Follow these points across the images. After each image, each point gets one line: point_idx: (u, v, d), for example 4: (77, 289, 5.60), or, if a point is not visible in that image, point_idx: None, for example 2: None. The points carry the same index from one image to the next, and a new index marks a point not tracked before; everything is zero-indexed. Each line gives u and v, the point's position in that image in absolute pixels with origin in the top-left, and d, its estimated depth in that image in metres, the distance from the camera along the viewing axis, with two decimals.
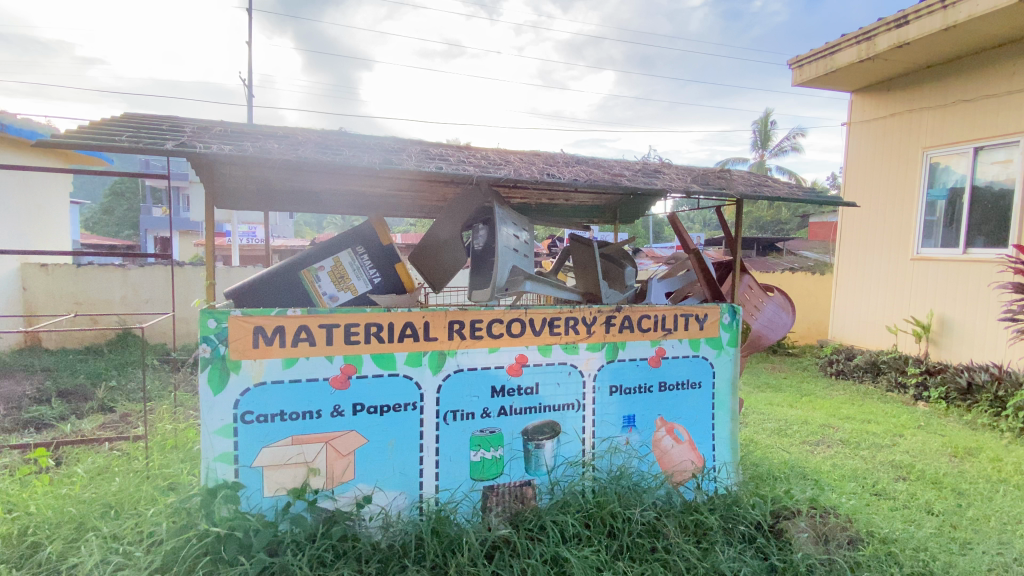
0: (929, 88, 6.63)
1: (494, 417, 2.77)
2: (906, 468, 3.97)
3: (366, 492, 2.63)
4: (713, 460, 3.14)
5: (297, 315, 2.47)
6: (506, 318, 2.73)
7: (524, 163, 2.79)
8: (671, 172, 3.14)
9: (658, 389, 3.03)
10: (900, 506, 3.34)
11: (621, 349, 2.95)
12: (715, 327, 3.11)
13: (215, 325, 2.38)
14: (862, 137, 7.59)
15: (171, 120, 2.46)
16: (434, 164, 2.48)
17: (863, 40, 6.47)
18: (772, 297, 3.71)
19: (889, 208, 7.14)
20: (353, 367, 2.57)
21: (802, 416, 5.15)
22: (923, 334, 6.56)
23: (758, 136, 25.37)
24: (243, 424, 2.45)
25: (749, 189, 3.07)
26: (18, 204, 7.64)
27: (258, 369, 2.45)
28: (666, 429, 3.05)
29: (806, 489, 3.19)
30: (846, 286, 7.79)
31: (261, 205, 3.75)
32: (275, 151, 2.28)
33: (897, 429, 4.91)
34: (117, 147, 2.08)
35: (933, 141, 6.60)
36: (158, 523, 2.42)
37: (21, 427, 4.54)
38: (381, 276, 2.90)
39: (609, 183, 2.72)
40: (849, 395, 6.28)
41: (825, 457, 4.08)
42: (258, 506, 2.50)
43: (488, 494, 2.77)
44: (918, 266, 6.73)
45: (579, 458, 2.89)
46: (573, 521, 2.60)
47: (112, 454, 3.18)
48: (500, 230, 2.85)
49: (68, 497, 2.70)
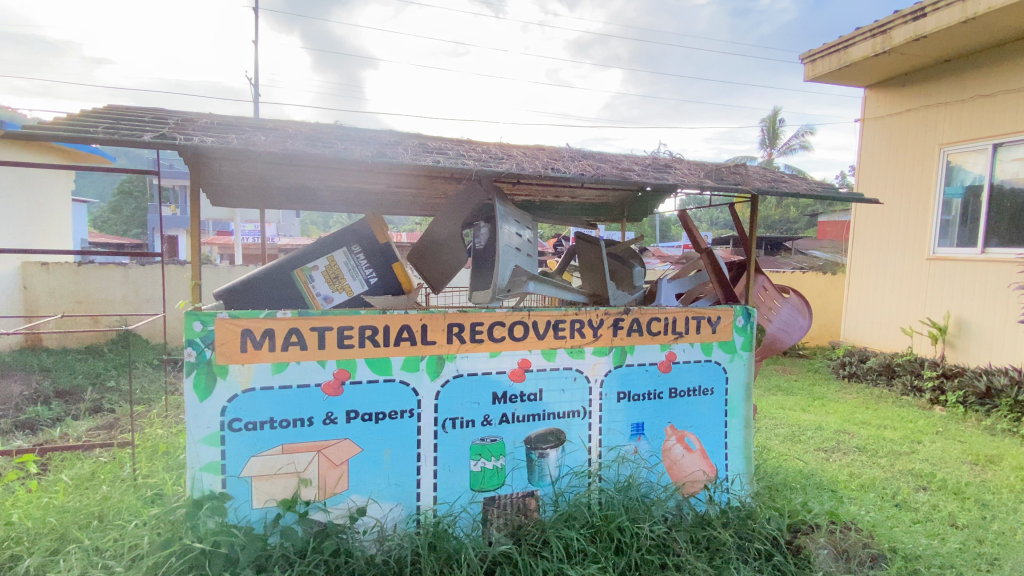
0: (947, 82, 6.43)
1: (494, 425, 2.63)
2: (926, 477, 3.80)
3: (360, 505, 2.50)
4: (725, 470, 2.99)
5: (287, 317, 2.34)
6: (507, 320, 2.60)
7: (527, 158, 2.64)
8: (682, 167, 2.98)
9: (669, 396, 2.88)
10: (923, 519, 3.18)
11: (629, 354, 2.81)
12: (728, 330, 2.95)
13: (201, 328, 2.26)
14: (876, 133, 7.38)
15: (155, 112, 2.33)
16: (431, 157, 2.33)
17: (879, 33, 6.28)
18: (787, 299, 3.56)
19: (904, 206, 6.94)
20: (347, 372, 2.44)
21: (816, 421, 4.98)
22: (939, 336, 6.36)
23: (767, 134, 25.04)
24: (231, 432, 2.33)
25: (765, 185, 2.91)
26: (17, 203, 7.55)
27: (246, 374, 2.33)
28: (677, 437, 2.90)
29: (823, 501, 3.03)
30: (858, 286, 7.60)
31: (255, 201, 3.62)
32: (262, 143, 2.14)
33: (914, 436, 4.73)
34: (92, 138, 1.95)
35: (950, 138, 6.39)
36: (141, 536, 2.30)
37: (15, 429, 4.45)
38: (377, 276, 2.77)
39: (618, 179, 2.57)
40: (862, 398, 6.12)
41: (841, 465, 3.93)
42: (246, 519, 2.37)
43: (488, 506, 2.63)
44: (934, 267, 6.54)
45: (585, 468, 2.75)
46: (577, 536, 2.46)
47: (100, 460, 3.07)
48: (501, 228, 2.72)
49: (51, 507, 2.59)
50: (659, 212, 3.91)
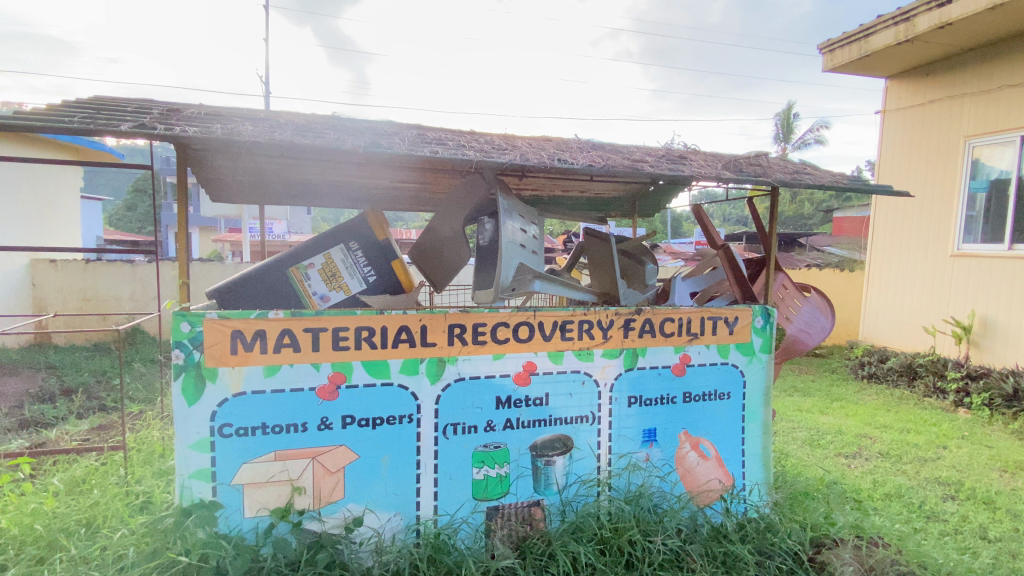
0: (972, 72, 6.17)
1: (498, 431, 2.50)
2: (954, 486, 3.61)
3: (356, 514, 2.38)
4: (743, 479, 2.84)
5: (279, 318, 2.22)
6: (512, 321, 2.46)
7: (532, 148, 2.50)
8: (698, 158, 2.82)
9: (683, 400, 2.73)
10: (952, 531, 2.99)
11: (641, 356, 2.66)
12: (746, 331, 2.80)
13: (189, 329, 2.16)
14: (897, 125, 7.14)
15: (140, 102, 2.21)
16: (429, 148, 2.19)
17: (901, 21, 6.04)
18: (808, 298, 3.40)
19: (927, 200, 6.69)
20: (342, 376, 2.31)
21: (836, 425, 4.79)
22: (964, 336, 6.12)
23: (781, 129, 24.58)
24: (221, 438, 2.22)
25: (788, 177, 2.73)
26: (24, 199, 7.55)
27: (237, 378, 2.22)
28: (691, 445, 2.75)
29: (847, 512, 2.87)
30: (878, 284, 7.37)
31: (254, 195, 3.52)
32: (249, 133, 2.02)
33: (940, 441, 4.52)
34: (65, 128, 1.84)
35: (975, 130, 6.14)
36: (129, 545, 2.20)
37: (19, 428, 4.40)
38: (376, 274, 2.66)
39: (629, 171, 2.42)
40: (882, 400, 5.93)
41: (863, 473, 3.75)
42: (238, 528, 2.26)
43: (491, 515, 2.51)
44: (959, 264, 6.29)
45: (594, 476, 2.61)
46: (586, 550, 2.32)
47: (92, 463, 2.98)
48: (505, 224, 2.58)
49: (39, 512, 2.50)
50: (672, 206, 3.76)
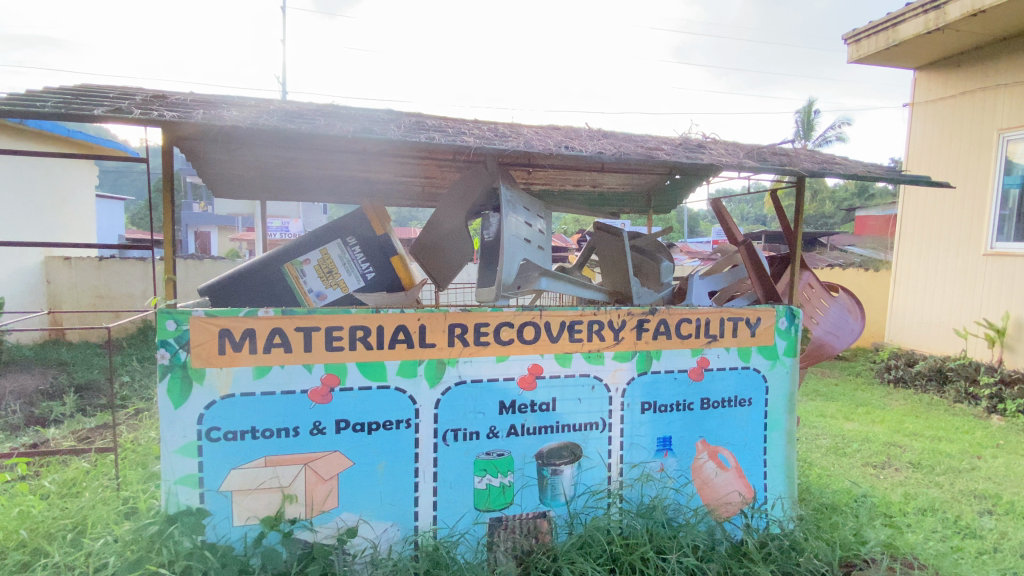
0: (1007, 61, 5.85)
1: (502, 438, 2.35)
2: (992, 500, 3.37)
3: (350, 524, 2.25)
4: (765, 492, 2.66)
5: (269, 316, 2.10)
6: (517, 320, 2.31)
7: (538, 136, 2.33)
8: (717, 147, 2.64)
9: (700, 407, 2.55)
10: (990, 549, 2.77)
11: (655, 359, 2.49)
12: (769, 333, 2.61)
13: (174, 328, 2.04)
14: (927, 118, 6.84)
15: (124, 88, 2.10)
16: (425, 134, 2.05)
17: (931, 9, 5.76)
18: (835, 298, 3.22)
19: (958, 196, 6.38)
20: (336, 377, 2.18)
21: (862, 432, 4.56)
22: (997, 339, 5.82)
23: (801, 125, 24.05)
24: (208, 442, 2.11)
25: (816, 166, 2.54)
26: (40, 196, 7.59)
27: (225, 380, 2.10)
28: (709, 454, 2.57)
29: (879, 529, 2.67)
30: (906, 285, 7.07)
31: (256, 189, 3.42)
32: (233, 118, 1.90)
33: (974, 450, 4.26)
34: (36, 112, 1.72)
35: (1010, 122, 5.82)
36: (112, 554, 2.09)
37: (25, 425, 4.37)
38: (375, 272, 2.52)
39: (643, 159, 2.25)
40: (911, 405, 5.65)
41: (893, 484, 3.53)
42: (226, 537, 2.14)
43: (494, 527, 2.35)
44: (991, 263, 6.00)
45: (604, 487, 2.46)
46: (593, 567, 2.16)
47: (84, 465, 2.90)
48: (508, 217, 2.44)
49: (26, 515, 2.40)
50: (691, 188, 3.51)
